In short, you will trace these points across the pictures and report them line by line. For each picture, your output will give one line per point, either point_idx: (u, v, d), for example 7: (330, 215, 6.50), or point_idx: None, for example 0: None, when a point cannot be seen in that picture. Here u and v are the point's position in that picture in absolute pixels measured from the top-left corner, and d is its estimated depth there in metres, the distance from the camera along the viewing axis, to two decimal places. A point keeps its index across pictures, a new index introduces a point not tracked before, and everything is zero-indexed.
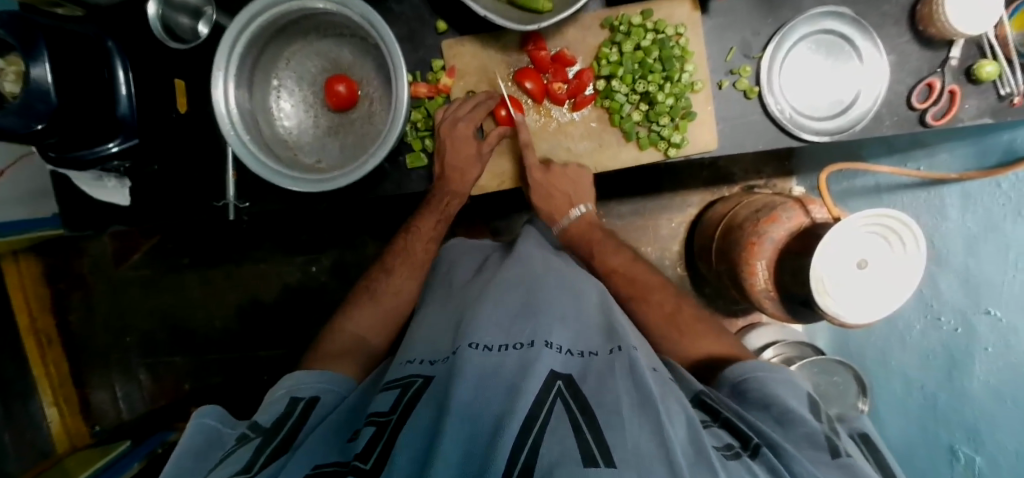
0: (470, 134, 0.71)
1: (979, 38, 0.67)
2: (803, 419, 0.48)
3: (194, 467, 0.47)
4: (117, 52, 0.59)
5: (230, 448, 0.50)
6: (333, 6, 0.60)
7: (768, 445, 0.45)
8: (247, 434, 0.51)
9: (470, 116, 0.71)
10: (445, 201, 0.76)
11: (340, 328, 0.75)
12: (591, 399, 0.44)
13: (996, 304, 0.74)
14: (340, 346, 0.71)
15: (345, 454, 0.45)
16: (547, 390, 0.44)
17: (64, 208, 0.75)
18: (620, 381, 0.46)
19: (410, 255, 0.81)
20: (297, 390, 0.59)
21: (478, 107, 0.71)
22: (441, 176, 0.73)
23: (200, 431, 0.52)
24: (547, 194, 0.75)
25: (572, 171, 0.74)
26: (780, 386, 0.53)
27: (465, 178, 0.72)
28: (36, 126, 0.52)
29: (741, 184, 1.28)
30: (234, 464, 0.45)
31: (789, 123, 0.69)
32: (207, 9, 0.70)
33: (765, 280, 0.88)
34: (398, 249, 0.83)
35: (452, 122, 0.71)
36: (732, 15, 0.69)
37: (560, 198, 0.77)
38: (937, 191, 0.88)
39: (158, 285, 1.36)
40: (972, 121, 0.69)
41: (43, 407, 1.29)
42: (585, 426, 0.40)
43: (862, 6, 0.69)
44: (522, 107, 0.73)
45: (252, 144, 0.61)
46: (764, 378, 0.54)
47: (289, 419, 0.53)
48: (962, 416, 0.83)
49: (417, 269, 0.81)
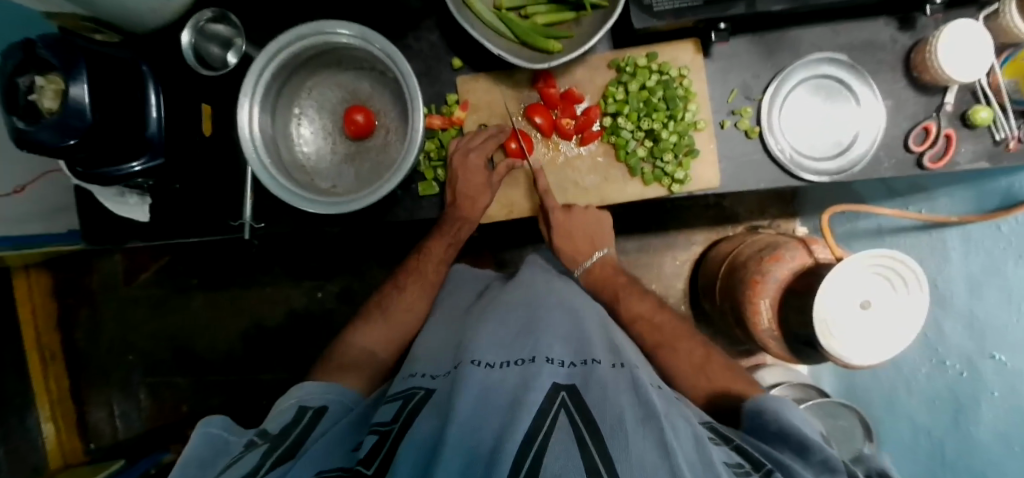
0: (481, 165, 0.73)
1: (973, 85, 0.69)
2: (820, 446, 0.49)
3: (202, 473, 0.48)
4: (150, 77, 0.63)
5: (236, 453, 0.50)
6: (356, 41, 0.64)
7: (782, 472, 0.46)
8: (254, 440, 0.52)
9: (482, 147, 0.73)
10: (455, 227, 0.76)
11: (346, 345, 0.76)
12: (593, 410, 0.43)
13: (1001, 348, 0.74)
14: (347, 361, 0.71)
15: (350, 460, 0.46)
16: (550, 402, 0.44)
17: (86, 225, 0.78)
18: (622, 394, 0.46)
19: (421, 275, 0.82)
20: (306, 400, 0.60)
21: (490, 139, 0.73)
22: (452, 204, 0.75)
23: (204, 439, 0.52)
24: (569, 236, 0.76)
25: (592, 214, 0.76)
26: (788, 411, 0.54)
27: (475, 205, 0.74)
28: (69, 141, 0.54)
29: (746, 223, 1.29)
30: (242, 466, 0.46)
31: (789, 163, 0.71)
32: (239, 40, 0.73)
33: (769, 319, 0.89)
34: (408, 269, 0.83)
35: (464, 152, 0.73)
36: (734, 59, 0.72)
37: (583, 238, 0.77)
38: (939, 234, 0.89)
39: (165, 305, 1.38)
40: (970, 164, 0.70)
41: (39, 423, 1.27)
42: (591, 441, 0.39)
43: (858, 53, 0.72)
44: (532, 141, 0.76)
45: (272, 167, 0.64)
46: (772, 404, 0.55)
47: (296, 427, 0.55)
48: (971, 462, 0.81)
49: (426, 287, 0.81)
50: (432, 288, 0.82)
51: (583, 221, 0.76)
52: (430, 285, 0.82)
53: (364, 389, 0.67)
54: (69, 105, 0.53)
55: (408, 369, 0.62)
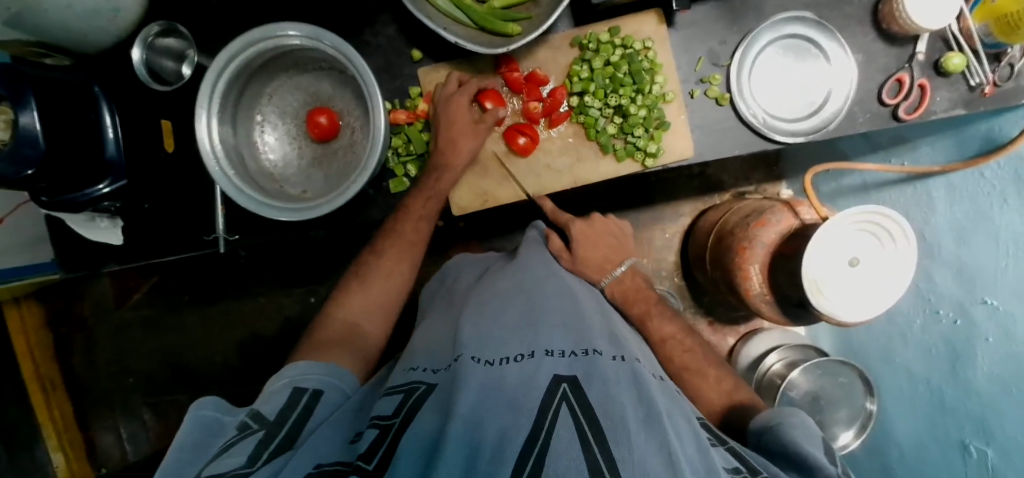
0: (466, 108, 0.71)
1: (944, 31, 0.68)
2: (821, 465, 0.48)
3: (195, 459, 0.48)
4: (103, 97, 0.61)
5: (230, 438, 0.49)
6: (308, 41, 0.63)
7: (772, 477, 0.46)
8: (249, 424, 0.51)
9: (462, 90, 0.71)
10: (434, 178, 0.72)
11: (335, 313, 0.73)
12: (594, 406, 0.42)
13: (992, 293, 0.72)
14: (335, 335, 0.68)
15: (350, 453, 0.46)
16: (551, 396, 0.44)
17: (61, 252, 0.77)
18: (625, 393, 0.46)
19: (399, 237, 0.75)
20: (300, 381, 0.58)
21: (468, 85, 0.71)
22: (435, 150, 0.71)
23: (200, 419, 0.52)
24: (594, 241, 0.84)
25: (608, 222, 0.88)
26: (804, 438, 0.53)
27: (457, 149, 0.71)
28: (26, 172, 0.53)
29: (732, 190, 1.29)
30: (235, 459, 0.45)
31: (763, 127, 0.70)
32: (189, 51, 0.73)
33: (759, 284, 0.88)
34: (388, 230, 0.76)
35: (447, 100, 0.71)
36: (699, 26, 0.71)
37: (607, 247, 0.85)
38: (922, 185, 0.88)
39: (159, 324, 1.37)
40: (946, 113, 0.70)
41: (49, 453, 1.29)
42: (592, 439, 0.38)
43: (824, 9, 0.71)
44: (535, 129, 0.74)
45: (237, 178, 0.63)
46: (783, 425, 0.55)
47: (291, 413, 0.53)
48: (969, 408, 0.79)
49: (409, 248, 0.76)
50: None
51: (601, 228, 0.86)
52: (413, 246, 0.76)
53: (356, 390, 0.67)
54: (21, 134, 0.52)
55: (408, 361, 0.62)
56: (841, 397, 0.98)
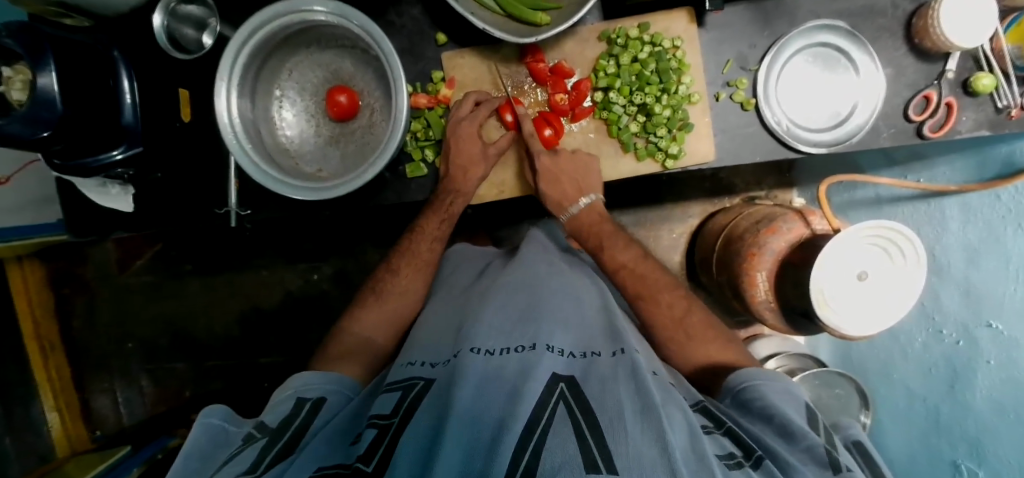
0: (474, 134, 0.72)
1: (976, 50, 0.67)
2: (804, 432, 0.48)
3: (200, 468, 0.48)
4: (122, 63, 0.60)
5: (235, 447, 0.50)
6: (335, 18, 0.61)
7: (771, 458, 0.45)
8: (253, 434, 0.51)
9: (476, 114, 0.72)
10: (448, 204, 0.75)
11: (343, 332, 0.75)
12: (592, 403, 0.43)
13: (998, 317, 0.71)
14: (342, 352, 0.70)
15: (348, 457, 0.44)
16: (549, 394, 0.44)
17: (72, 216, 0.77)
18: (622, 385, 0.46)
19: (415, 256, 0.81)
20: (303, 391, 0.59)
21: (483, 106, 0.72)
22: (445, 176, 0.74)
23: (206, 430, 0.52)
24: (555, 179, 0.74)
25: (581, 157, 0.74)
26: (784, 403, 0.53)
27: (469, 176, 0.72)
28: (42, 134, 0.52)
29: (742, 195, 1.28)
30: (239, 465, 0.45)
31: (786, 135, 0.69)
32: (212, 21, 0.72)
33: (765, 292, 0.88)
34: (400, 251, 0.82)
35: (455, 123, 0.72)
36: (730, 28, 0.70)
37: (569, 183, 0.75)
38: (937, 203, 0.86)
39: (159, 292, 1.37)
40: (970, 133, 0.69)
41: (43, 412, 1.30)
42: (588, 433, 0.38)
43: (857, 19, 0.70)
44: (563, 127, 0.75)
45: (254, 152, 0.62)
46: (765, 388, 0.55)
47: (295, 419, 0.54)
48: (964, 427, 0.80)
49: (422, 267, 0.80)
50: (428, 269, 0.81)
51: (570, 166, 0.74)
52: (425, 265, 0.81)
53: (361, 377, 0.67)
54: (39, 96, 0.51)
55: (407, 355, 0.61)
56: (837, 408, 0.98)
